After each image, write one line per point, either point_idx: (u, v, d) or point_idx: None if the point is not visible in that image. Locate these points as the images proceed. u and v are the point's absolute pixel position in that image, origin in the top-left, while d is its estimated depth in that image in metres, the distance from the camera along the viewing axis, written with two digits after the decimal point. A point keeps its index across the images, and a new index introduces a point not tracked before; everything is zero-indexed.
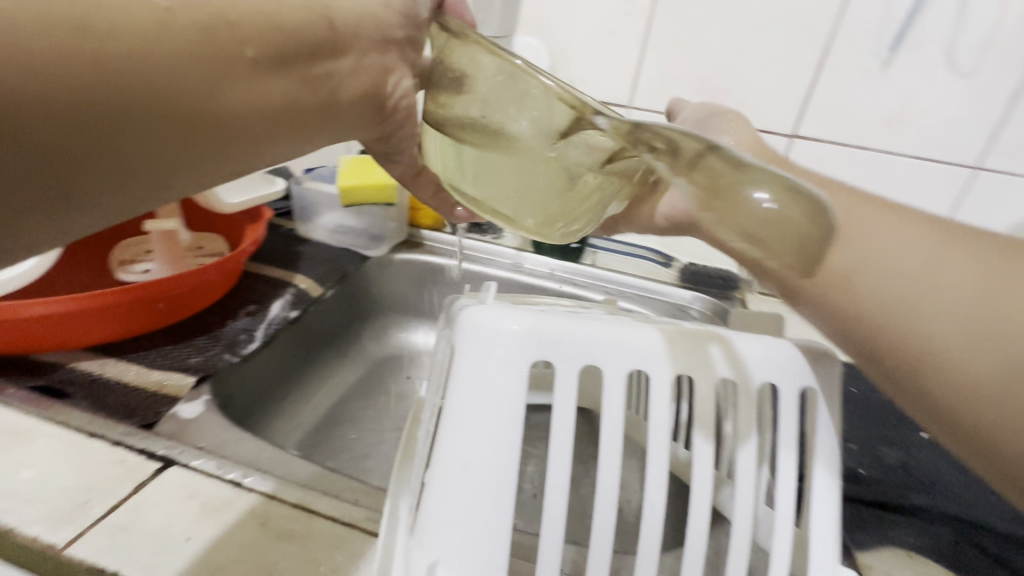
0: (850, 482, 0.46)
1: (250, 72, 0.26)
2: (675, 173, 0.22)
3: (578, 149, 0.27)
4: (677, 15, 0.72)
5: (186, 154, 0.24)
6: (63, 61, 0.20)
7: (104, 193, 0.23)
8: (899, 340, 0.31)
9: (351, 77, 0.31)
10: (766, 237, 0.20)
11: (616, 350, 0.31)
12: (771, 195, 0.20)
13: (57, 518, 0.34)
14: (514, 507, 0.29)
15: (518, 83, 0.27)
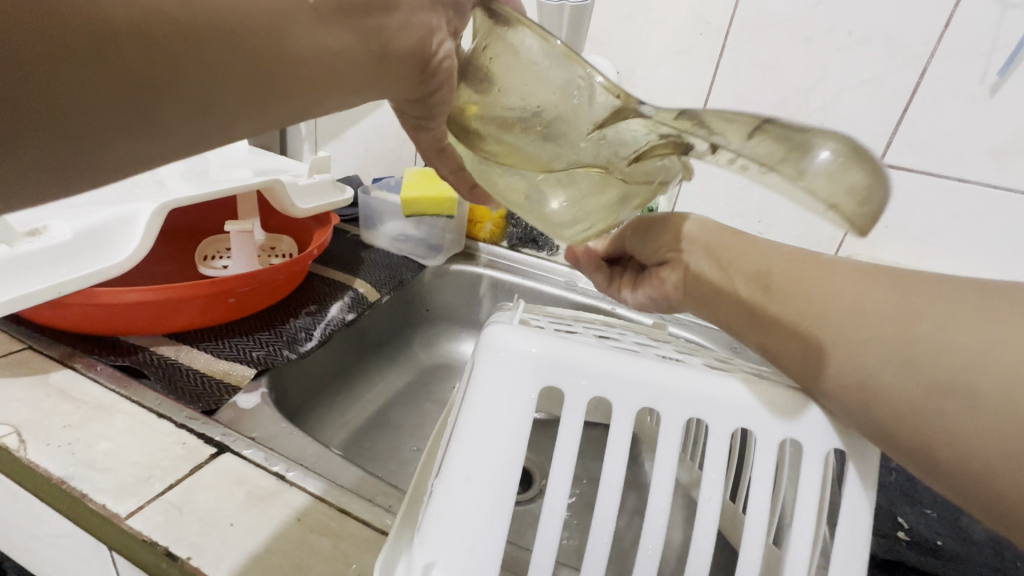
0: (922, 552, 0.41)
1: (312, 19, 0.24)
2: (733, 143, 0.23)
3: (615, 140, 0.28)
4: (754, 36, 0.69)
5: (245, 100, 0.23)
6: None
7: (154, 132, 0.21)
8: (866, 391, 0.26)
9: (405, 30, 0.27)
10: (839, 201, 0.22)
11: (645, 384, 0.28)
12: (833, 155, 0.21)
13: (122, 489, 0.37)
14: (508, 531, 0.28)
15: (565, 70, 0.27)
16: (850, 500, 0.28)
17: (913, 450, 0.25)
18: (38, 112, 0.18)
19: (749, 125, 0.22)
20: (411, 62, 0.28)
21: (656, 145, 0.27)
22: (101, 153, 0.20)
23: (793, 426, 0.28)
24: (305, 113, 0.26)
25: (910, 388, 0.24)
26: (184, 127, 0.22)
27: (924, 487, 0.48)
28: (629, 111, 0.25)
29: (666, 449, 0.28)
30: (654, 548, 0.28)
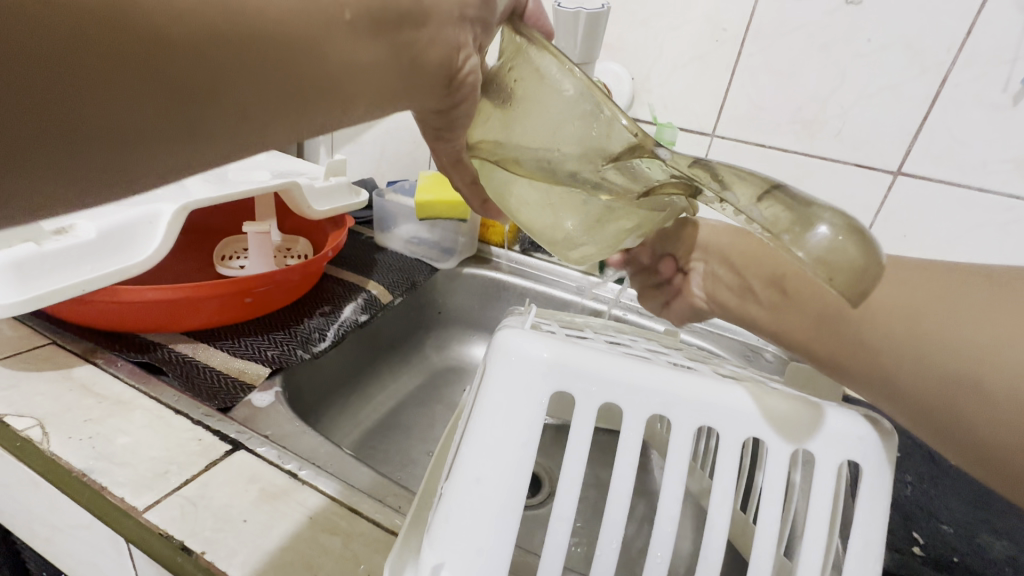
0: (937, 569, 0.40)
1: (348, 33, 0.24)
2: (744, 205, 0.22)
3: (625, 173, 0.28)
4: (771, 42, 0.69)
5: (280, 109, 0.23)
6: (190, 11, 0.19)
7: (193, 143, 0.21)
8: (893, 387, 0.28)
9: (433, 44, 0.28)
10: (835, 272, 0.19)
11: (654, 391, 0.28)
12: (831, 230, 0.20)
13: (140, 484, 0.38)
14: (517, 533, 0.28)
15: (583, 102, 0.28)
16: (864, 513, 0.27)
17: (941, 431, 0.27)
18: (84, 126, 0.19)
19: (760, 186, 0.22)
20: (437, 72, 0.29)
21: (667, 184, 0.27)
22: (143, 164, 0.21)
23: (806, 436, 0.28)
24: (338, 123, 0.26)
25: (924, 382, 0.27)
26: (221, 136, 0.22)
27: (940, 503, 0.47)
28: (643, 150, 0.26)
29: (676, 456, 0.28)
30: (663, 556, 0.27)
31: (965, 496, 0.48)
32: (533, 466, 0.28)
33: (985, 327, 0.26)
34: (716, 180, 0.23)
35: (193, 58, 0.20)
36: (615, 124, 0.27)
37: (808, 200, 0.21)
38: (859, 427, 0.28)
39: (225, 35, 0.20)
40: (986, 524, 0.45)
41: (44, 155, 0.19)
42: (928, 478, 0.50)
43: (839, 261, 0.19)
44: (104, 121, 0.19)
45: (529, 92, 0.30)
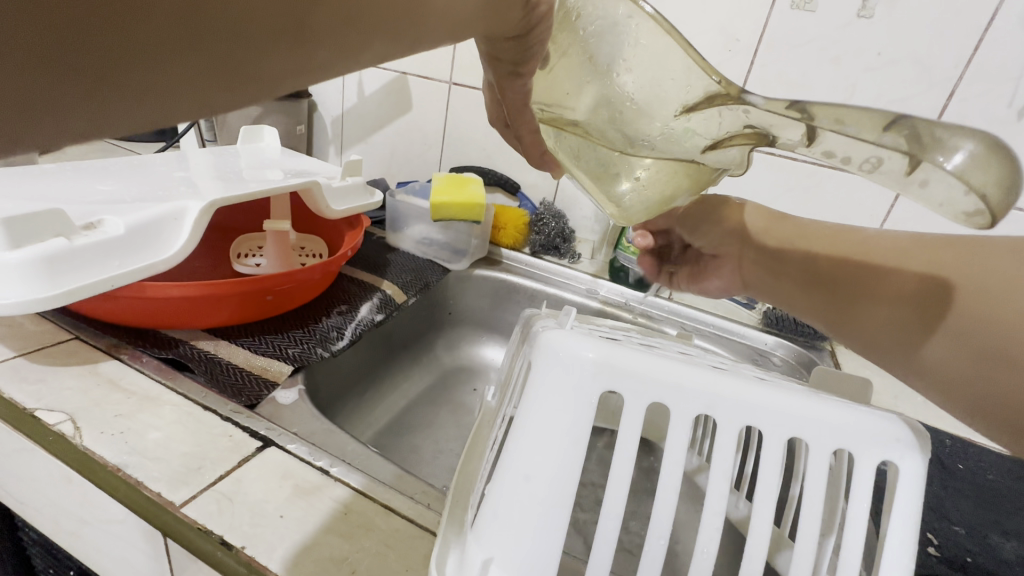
0: (954, 569, 0.41)
1: None
2: (874, 132, 0.24)
3: (700, 123, 0.32)
4: (784, 53, 0.70)
5: (374, 21, 0.21)
6: None
7: (298, 46, 0.19)
8: (897, 341, 0.38)
9: None
10: (988, 189, 0.22)
11: (698, 392, 0.29)
12: (973, 152, 0.22)
13: (175, 479, 0.38)
14: (566, 532, 0.28)
15: (665, 49, 0.30)
16: (898, 511, 0.29)
17: (931, 373, 0.36)
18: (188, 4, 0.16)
19: (881, 118, 0.23)
20: None
21: (737, 134, 0.30)
22: (243, 67, 0.18)
23: (847, 436, 0.29)
24: (417, 39, 0.24)
25: (933, 338, 0.35)
26: (323, 42, 0.20)
27: (951, 505, 0.48)
28: (726, 95, 0.29)
29: (718, 455, 0.29)
30: (708, 552, 0.29)
31: (974, 498, 0.49)
32: (581, 464, 0.29)
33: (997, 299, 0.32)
34: (833, 120, 0.25)
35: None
36: (697, 76, 0.30)
37: (938, 125, 0.22)
38: (896, 427, 0.29)
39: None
40: (996, 526, 0.47)
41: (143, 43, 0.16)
42: (939, 481, 0.51)
43: (976, 183, 0.22)
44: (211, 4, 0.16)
45: (591, 48, 0.33)
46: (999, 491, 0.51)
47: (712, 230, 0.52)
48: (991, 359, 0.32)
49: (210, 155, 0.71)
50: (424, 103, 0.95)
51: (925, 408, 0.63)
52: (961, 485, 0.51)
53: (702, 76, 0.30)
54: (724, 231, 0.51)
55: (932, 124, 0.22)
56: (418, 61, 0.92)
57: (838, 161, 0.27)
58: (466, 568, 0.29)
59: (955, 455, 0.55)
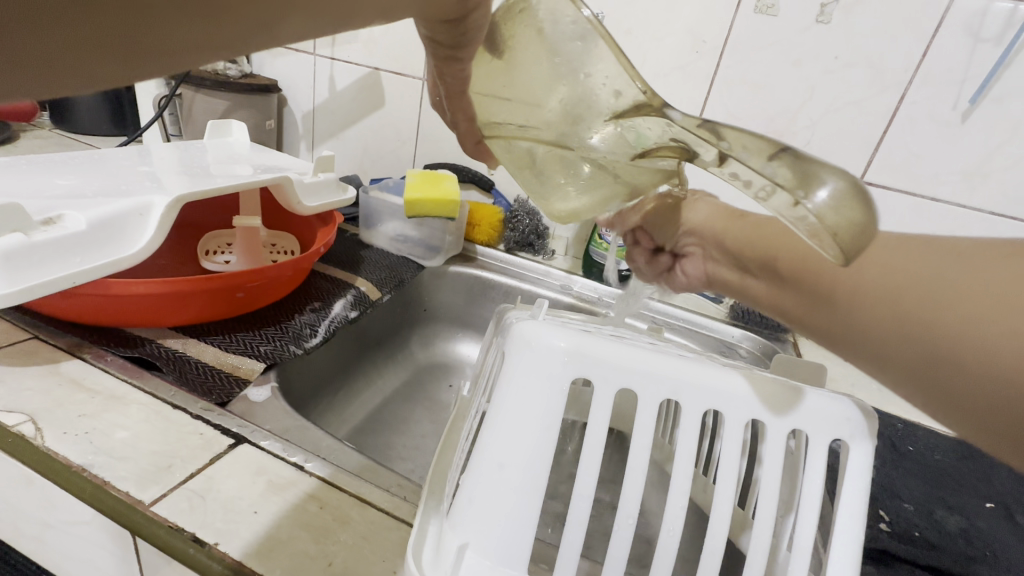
0: (903, 542, 0.44)
1: None
2: (762, 160, 0.25)
3: (627, 131, 0.33)
4: (748, 56, 0.73)
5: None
6: None
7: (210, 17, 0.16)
8: (846, 334, 0.36)
9: None
10: (841, 229, 0.23)
11: (664, 378, 0.30)
12: (835, 190, 0.23)
13: (144, 477, 0.37)
14: (539, 514, 0.29)
15: (597, 50, 0.32)
16: (849, 487, 0.31)
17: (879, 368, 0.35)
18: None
19: (769, 148, 0.25)
20: None
21: (664, 146, 0.31)
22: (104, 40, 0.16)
23: (801, 417, 0.31)
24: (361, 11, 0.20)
25: (881, 336, 0.33)
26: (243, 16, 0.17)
27: (901, 483, 0.51)
28: (647, 108, 0.31)
29: (684, 437, 0.30)
30: (674, 529, 0.30)
31: (922, 477, 0.53)
32: (553, 450, 0.30)
33: (949, 303, 0.30)
34: (734, 144, 0.26)
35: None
36: (626, 84, 0.31)
37: (813, 163, 0.23)
38: (844, 407, 0.31)
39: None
40: (942, 502, 0.50)
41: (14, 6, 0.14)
42: (891, 462, 0.54)
43: (832, 220, 0.23)
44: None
45: (539, 41, 0.34)
46: (944, 469, 0.55)
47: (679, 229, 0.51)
48: (935, 360, 0.30)
49: (175, 149, 0.69)
50: (397, 99, 0.95)
51: (879, 394, 0.67)
52: (913, 466, 0.54)
53: (629, 84, 0.31)
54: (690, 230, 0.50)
55: (807, 160, 0.24)
56: (392, 56, 0.92)
57: (742, 185, 0.27)
58: (441, 555, 0.29)
59: (906, 438, 0.58)
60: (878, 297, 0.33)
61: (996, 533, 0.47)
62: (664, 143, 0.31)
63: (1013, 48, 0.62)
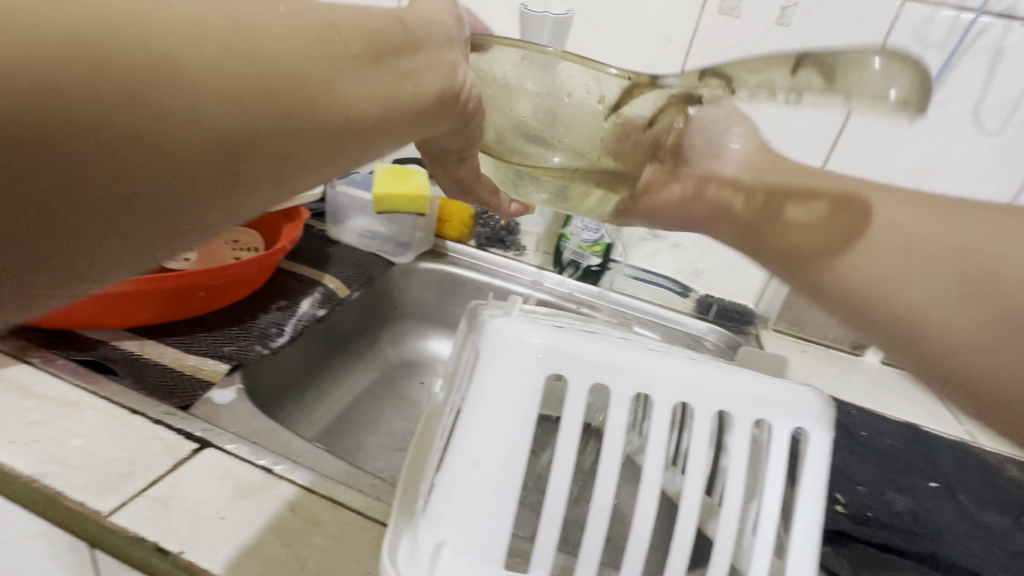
0: (857, 523, 0.46)
1: (356, 69, 0.24)
2: (794, 74, 0.26)
3: (627, 110, 0.32)
4: (712, 56, 0.75)
5: (308, 154, 0.23)
6: (210, 85, 0.19)
7: (225, 192, 0.22)
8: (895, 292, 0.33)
9: (429, 70, 0.27)
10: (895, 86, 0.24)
11: (636, 372, 0.31)
12: (882, 61, 0.24)
13: (101, 486, 0.36)
14: (515, 510, 0.29)
15: (564, 68, 0.31)
16: (810, 472, 0.32)
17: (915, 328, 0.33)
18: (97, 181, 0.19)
19: (789, 63, 0.26)
20: (436, 103, 0.28)
21: (665, 106, 0.32)
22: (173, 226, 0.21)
23: (765, 407, 0.32)
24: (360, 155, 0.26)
25: (949, 284, 0.32)
26: (252, 186, 0.22)
27: (856, 467, 0.54)
28: (641, 84, 0.31)
29: (655, 429, 0.31)
30: (646, 518, 0.31)
31: (874, 461, 0.56)
32: (528, 446, 0.30)
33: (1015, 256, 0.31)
34: (751, 74, 0.27)
35: (221, 104, 0.20)
36: (604, 81, 0.31)
37: (844, 53, 0.25)
38: (803, 397, 0.32)
39: (250, 83, 0.20)
40: (892, 483, 0.53)
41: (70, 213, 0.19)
42: (846, 447, 0.57)
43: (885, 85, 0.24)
44: (127, 170, 0.19)
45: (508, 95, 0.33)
46: (894, 453, 0.58)
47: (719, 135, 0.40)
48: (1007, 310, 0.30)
49: None
50: None
51: (834, 383, 0.70)
52: (867, 451, 0.57)
53: (606, 77, 0.31)
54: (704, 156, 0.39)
55: (831, 57, 0.25)
56: None
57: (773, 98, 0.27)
58: (418, 553, 0.29)
59: (859, 424, 0.62)
60: (892, 238, 0.34)
61: (940, 511, 0.50)
62: (667, 100, 0.32)
63: (957, 54, 0.66)
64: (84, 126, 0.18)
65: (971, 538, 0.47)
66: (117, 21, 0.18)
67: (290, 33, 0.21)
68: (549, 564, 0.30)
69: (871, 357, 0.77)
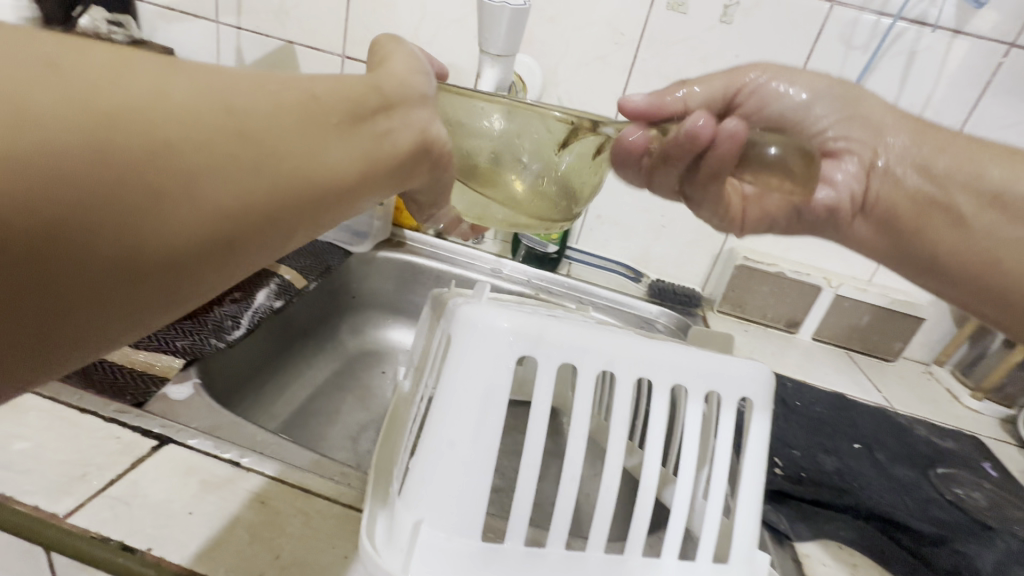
0: (793, 483, 0.51)
1: (339, 135, 0.26)
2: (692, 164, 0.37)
3: (575, 147, 0.36)
4: (661, 50, 0.78)
5: (303, 211, 0.25)
6: (222, 164, 0.21)
7: (226, 260, 0.23)
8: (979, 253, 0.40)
9: (404, 130, 0.30)
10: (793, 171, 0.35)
11: (600, 351, 0.33)
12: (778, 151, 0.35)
13: (54, 489, 0.34)
14: (490, 486, 0.31)
15: (518, 115, 0.33)
16: (753, 437, 0.36)
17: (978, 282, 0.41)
18: (124, 258, 0.20)
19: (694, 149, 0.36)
20: (414, 158, 0.31)
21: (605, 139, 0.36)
22: (177, 295, 0.22)
23: (713, 379, 0.35)
24: (345, 211, 0.28)
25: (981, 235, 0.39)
26: (252, 248, 0.24)
27: (791, 434, 0.59)
28: (584, 127, 0.34)
29: (618, 404, 0.33)
30: (612, 488, 0.33)
31: (807, 427, 0.61)
32: (501, 426, 0.31)
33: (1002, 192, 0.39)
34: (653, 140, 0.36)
35: (229, 180, 0.21)
36: (554, 120, 0.33)
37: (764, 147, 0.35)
38: (745, 369, 0.36)
39: (253, 155, 0.22)
40: (822, 446, 0.58)
41: (93, 290, 0.20)
42: (783, 416, 0.62)
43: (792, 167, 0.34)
44: (146, 248, 0.20)
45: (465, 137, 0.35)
46: (824, 419, 0.64)
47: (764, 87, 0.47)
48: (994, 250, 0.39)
49: None
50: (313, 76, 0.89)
51: (772, 359, 0.76)
52: (800, 418, 0.63)
53: (558, 120, 0.33)
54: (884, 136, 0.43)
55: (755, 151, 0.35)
56: (306, 29, 0.86)
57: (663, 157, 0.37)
58: (397, 532, 0.30)
59: (794, 394, 0.67)
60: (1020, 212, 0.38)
61: (863, 469, 0.56)
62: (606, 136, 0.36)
63: (877, 55, 0.72)
64: (109, 211, 0.19)
65: (890, 490, 0.53)
66: (130, 117, 0.19)
67: (285, 107, 0.23)
68: (524, 535, 0.31)
69: (804, 333, 0.84)
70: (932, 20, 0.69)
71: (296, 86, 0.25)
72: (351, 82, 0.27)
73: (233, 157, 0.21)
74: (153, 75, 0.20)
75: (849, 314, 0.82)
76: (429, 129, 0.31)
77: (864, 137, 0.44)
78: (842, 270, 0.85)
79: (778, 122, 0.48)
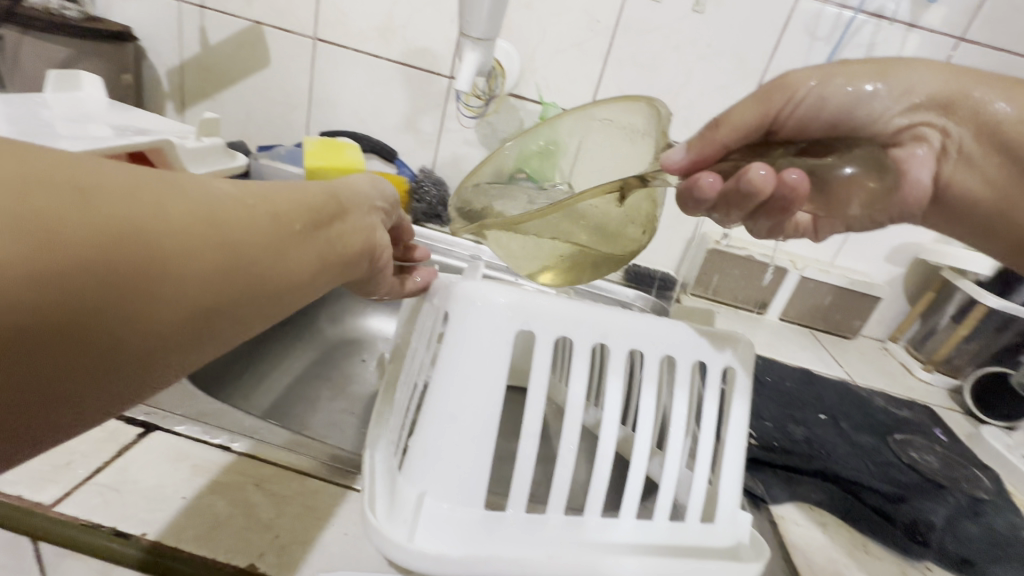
0: (767, 451, 0.54)
1: (299, 241, 0.30)
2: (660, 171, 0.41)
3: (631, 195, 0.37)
4: (636, 38, 0.79)
5: (265, 307, 0.28)
6: (209, 268, 0.24)
7: (194, 350, 0.25)
8: None
9: (349, 234, 0.35)
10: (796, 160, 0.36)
11: (594, 324, 0.34)
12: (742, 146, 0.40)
13: (38, 478, 0.33)
14: (491, 457, 0.32)
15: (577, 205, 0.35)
16: (736, 403, 0.38)
17: None
18: (111, 349, 0.21)
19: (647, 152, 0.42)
20: (355, 256, 0.36)
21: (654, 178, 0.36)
22: (142, 381, 0.24)
23: (697, 348, 0.37)
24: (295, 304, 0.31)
25: None
26: (217, 341, 0.26)
27: (764, 407, 0.62)
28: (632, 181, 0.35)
29: (611, 375, 0.35)
30: (607, 456, 0.34)
31: (777, 400, 0.65)
32: (500, 399, 0.32)
33: None
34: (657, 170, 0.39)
35: (213, 282, 0.24)
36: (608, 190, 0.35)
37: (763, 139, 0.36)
38: (727, 340, 0.38)
39: (224, 259, 0.25)
40: (791, 418, 0.62)
41: (78, 377, 0.21)
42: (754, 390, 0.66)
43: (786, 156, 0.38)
44: (136, 338, 0.22)
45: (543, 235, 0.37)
46: (792, 393, 0.68)
47: (813, 94, 0.35)
48: None
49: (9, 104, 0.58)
50: (284, 60, 0.87)
51: None
52: (770, 392, 0.67)
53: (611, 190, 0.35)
54: (975, 105, 0.34)
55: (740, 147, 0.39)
56: (275, 10, 0.84)
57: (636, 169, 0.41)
58: (400, 506, 0.31)
59: (765, 370, 0.71)
60: None
61: (829, 437, 0.60)
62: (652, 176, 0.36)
63: (839, 46, 0.76)
64: (110, 308, 0.21)
65: (853, 455, 0.57)
66: (141, 227, 0.22)
67: (263, 221, 0.27)
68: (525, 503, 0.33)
69: (771, 313, 0.88)
70: (889, 14, 0.73)
71: (265, 200, 0.29)
72: (310, 195, 0.32)
73: (220, 263, 0.24)
74: (141, 190, 0.23)
75: (813, 295, 0.86)
76: (372, 234, 0.38)
77: (936, 121, 0.35)
78: (806, 254, 0.90)
79: (838, 127, 0.36)
